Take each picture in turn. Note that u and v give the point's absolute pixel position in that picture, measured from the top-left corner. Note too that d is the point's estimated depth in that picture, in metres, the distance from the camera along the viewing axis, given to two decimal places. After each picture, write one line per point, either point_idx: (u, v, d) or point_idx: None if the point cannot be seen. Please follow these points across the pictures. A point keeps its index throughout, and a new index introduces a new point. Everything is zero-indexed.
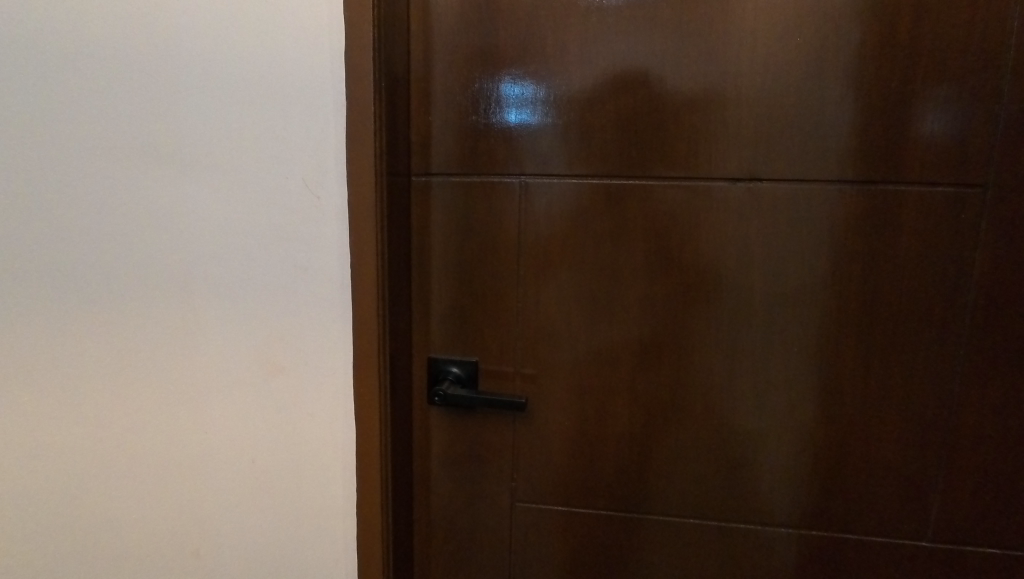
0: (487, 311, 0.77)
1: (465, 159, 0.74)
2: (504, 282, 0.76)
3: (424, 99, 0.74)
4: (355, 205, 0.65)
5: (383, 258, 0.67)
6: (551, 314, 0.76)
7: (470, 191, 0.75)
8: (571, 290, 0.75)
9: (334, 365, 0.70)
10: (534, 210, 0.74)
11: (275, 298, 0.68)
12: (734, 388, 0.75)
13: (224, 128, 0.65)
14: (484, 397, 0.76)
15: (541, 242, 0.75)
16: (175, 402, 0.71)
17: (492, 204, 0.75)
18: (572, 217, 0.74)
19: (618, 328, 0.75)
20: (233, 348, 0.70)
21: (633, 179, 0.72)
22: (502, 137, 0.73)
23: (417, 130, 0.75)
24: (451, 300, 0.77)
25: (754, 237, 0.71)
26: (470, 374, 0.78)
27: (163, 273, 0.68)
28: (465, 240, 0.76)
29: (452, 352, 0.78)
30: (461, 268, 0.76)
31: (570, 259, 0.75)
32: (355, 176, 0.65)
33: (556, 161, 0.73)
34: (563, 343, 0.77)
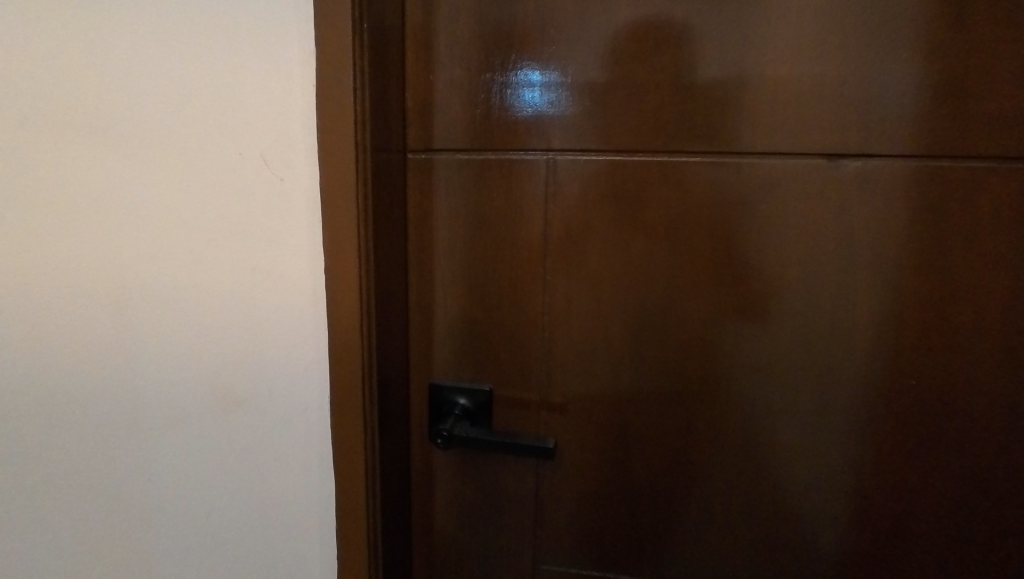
0: (503, 325, 0.61)
1: (474, 132, 0.58)
2: (525, 288, 0.60)
3: (422, 53, 0.57)
4: (331, 193, 0.49)
5: (369, 263, 0.51)
6: (585, 330, 0.60)
7: (481, 173, 0.58)
8: (612, 298, 0.58)
9: (306, 397, 0.55)
10: (563, 195, 0.57)
11: (229, 314, 0.53)
12: (821, 430, 0.58)
13: (159, 90, 0.49)
14: (497, 440, 0.59)
15: (573, 237, 0.58)
16: (113, 442, 0.56)
17: (509, 190, 0.58)
18: (613, 204, 0.57)
19: (672, 349, 0.58)
20: (178, 375, 0.55)
21: (695, 156, 0.55)
22: (523, 102, 0.56)
23: (414, 95, 0.58)
24: (458, 313, 0.61)
25: (857, 234, 0.53)
26: (482, 405, 0.62)
27: (89, 281, 0.53)
28: (476, 236, 0.59)
29: (459, 379, 0.62)
30: (470, 272, 0.60)
31: (610, 259, 0.58)
32: (329, 155, 0.49)
33: (593, 133, 0.56)
34: (601, 366, 0.60)
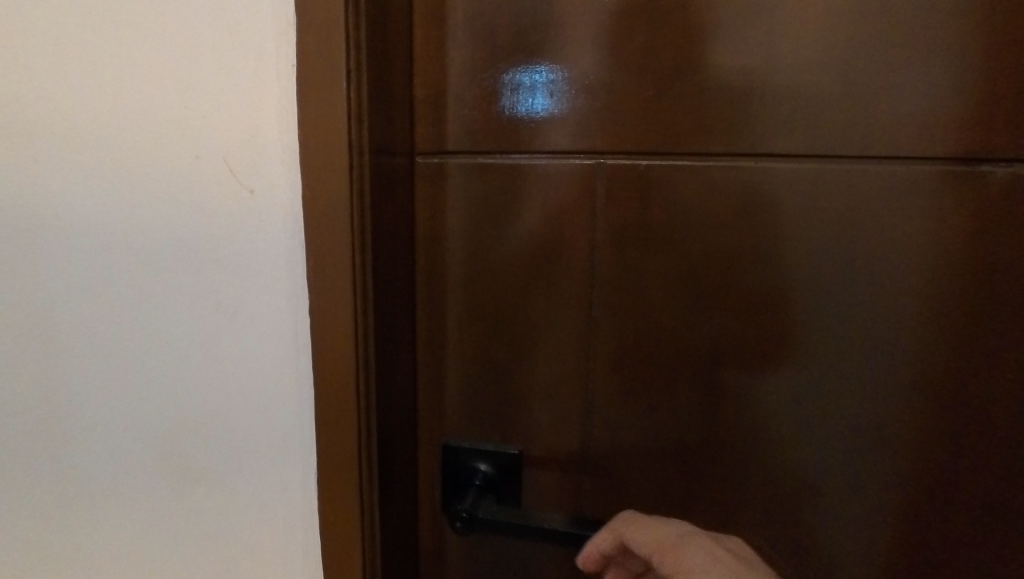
0: (535, 374, 0.48)
1: (500, 130, 0.45)
2: (565, 327, 0.47)
3: (434, 27, 0.45)
4: (317, 210, 0.37)
5: (365, 303, 0.38)
6: (641, 379, 0.47)
7: (509, 182, 0.45)
8: (676, 340, 0.46)
9: (281, 475, 0.42)
10: (615, 209, 0.45)
11: (182, 366, 0.41)
12: (950, 515, 0.44)
13: (95, 73, 0.37)
14: (529, 524, 0.46)
15: (628, 263, 0.45)
16: (48, 519, 0.44)
17: (546, 203, 0.45)
18: (680, 220, 0.44)
19: (754, 405, 0.46)
20: (119, 442, 0.42)
21: (789, 159, 0.42)
22: (564, 91, 0.44)
23: (423, 81, 0.45)
24: (478, 358, 0.48)
25: (1009, 262, 0.40)
26: (508, 474, 0.49)
27: (17, 318, 0.41)
28: (502, 261, 0.46)
29: (480, 441, 0.49)
30: (494, 306, 0.47)
31: (675, 290, 0.45)
32: (316, 158, 0.36)
33: (655, 130, 0.43)
34: (661, 427, 0.47)
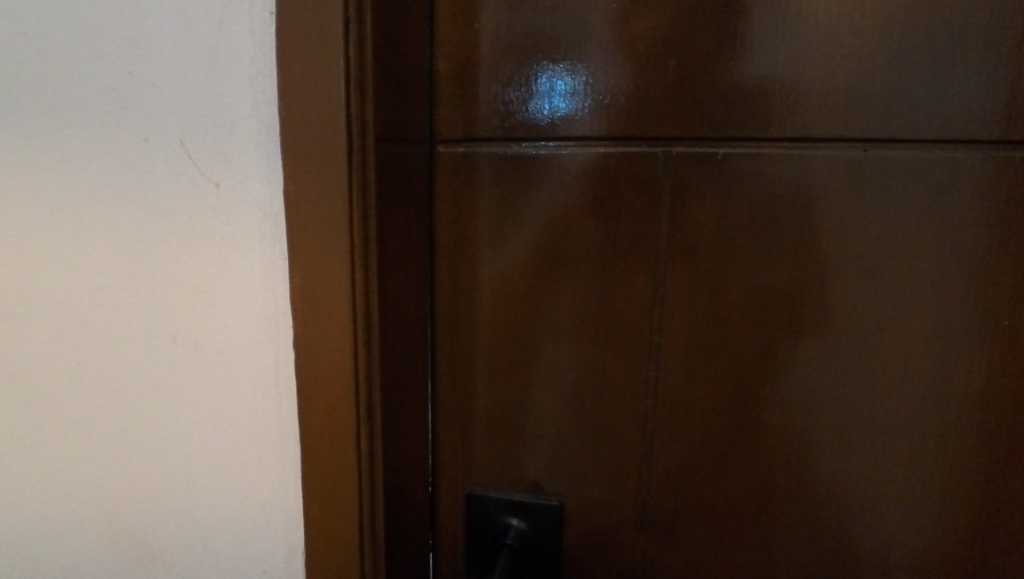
0: (583, 418, 0.39)
1: (543, 115, 0.36)
2: (619, 361, 0.37)
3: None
4: (309, 215, 0.27)
5: (371, 334, 0.29)
6: (714, 423, 0.37)
7: (552, 178, 0.36)
8: (761, 376, 0.36)
9: (261, 555, 0.33)
10: (685, 213, 0.35)
11: (132, 410, 0.31)
12: None
13: (11, 22, 0.28)
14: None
15: (701, 280, 0.36)
16: None
17: (599, 206, 0.36)
18: (769, 226, 0.35)
19: (856, 454, 0.37)
20: (53, 510, 0.33)
21: (916, 149, 0.33)
22: (625, 64, 0.35)
23: (445, 50, 0.36)
24: (510, 398, 0.39)
25: None
26: (549, 534, 0.40)
27: None
28: (541, 274, 0.37)
29: (512, 494, 0.40)
30: (530, 330, 0.38)
31: (759, 315, 0.36)
32: (308, 147, 0.27)
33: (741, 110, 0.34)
34: (738, 484, 0.38)
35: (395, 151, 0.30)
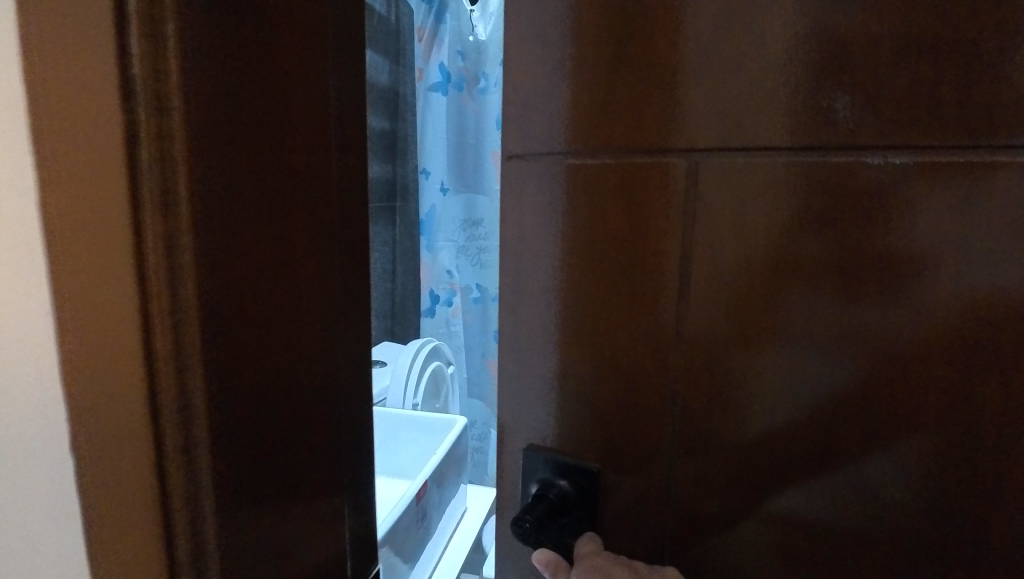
0: (585, 420, 0.40)
1: (589, 125, 0.36)
2: (640, 371, 0.37)
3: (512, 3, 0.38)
4: (73, 236, 0.20)
5: (178, 399, 0.21)
6: (725, 449, 0.35)
7: (587, 185, 0.37)
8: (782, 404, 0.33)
9: None
10: (704, 226, 0.34)
11: None
12: None
13: None
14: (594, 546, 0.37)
15: (717, 298, 0.34)
16: None
17: (619, 213, 0.36)
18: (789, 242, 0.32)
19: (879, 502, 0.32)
20: None
21: (947, 151, 0.28)
22: (647, 73, 0.34)
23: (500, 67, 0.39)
24: (537, 394, 0.41)
25: None
26: (588, 495, 0.40)
27: None
28: (585, 278, 0.38)
29: (560, 452, 0.41)
30: (575, 334, 0.39)
31: (790, 338, 0.32)
32: (64, 60, 0.18)
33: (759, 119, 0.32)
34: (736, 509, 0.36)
35: (256, 154, 0.24)
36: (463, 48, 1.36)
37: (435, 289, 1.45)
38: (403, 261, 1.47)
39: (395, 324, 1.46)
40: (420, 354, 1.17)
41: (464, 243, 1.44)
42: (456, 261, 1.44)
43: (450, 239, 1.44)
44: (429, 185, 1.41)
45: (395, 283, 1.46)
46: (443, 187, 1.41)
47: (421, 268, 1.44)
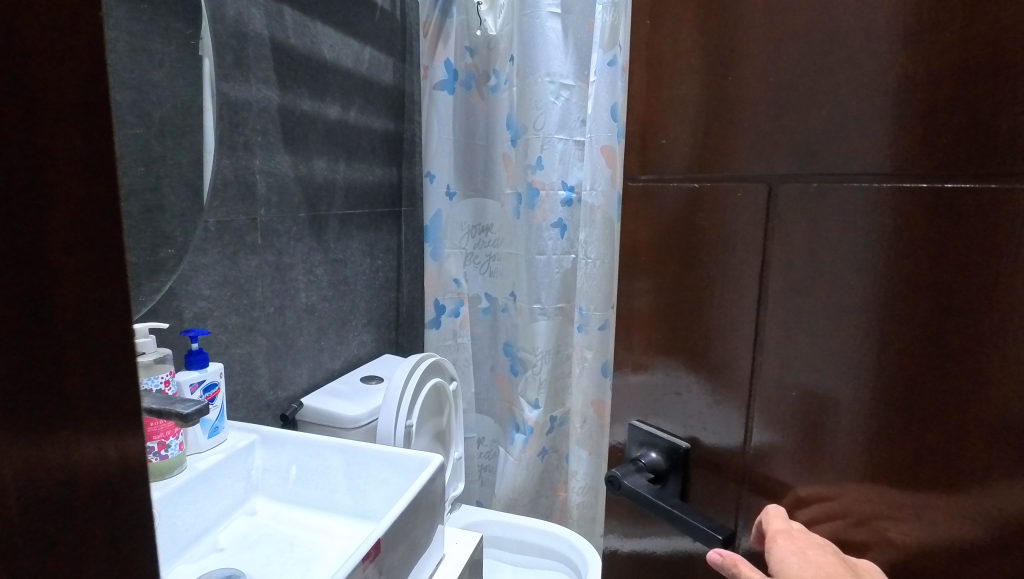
0: (684, 410, 0.44)
1: (859, 134, 0.30)
2: (737, 376, 0.39)
3: (642, 45, 0.44)
4: None
5: None
6: (794, 463, 0.35)
7: (723, 200, 0.38)
8: (845, 425, 0.32)
9: None
10: (791, 238, 0.34)
11: None
12: None
13: None
14: (664, 507, 0.42)
15: (962, 358, 0.27)
16: None
17: (854, 236, 0.31)
18: (863, 261, 0.30)
19: (913, 531, 0.30)
20: None
21: None
22: (971, 76, 0.26)
23: (639, 112, 0.45)
24: (642, 394, 0.47)
25: None
26: (677, 470, 0.44)
27: None
28: (819, 308, 0.33)
29: (656, 436, 0.46)
30: (810, 372, 0.34)
31: (861, 363, 0.31)
32: None
33: (840, 135, 0.31)
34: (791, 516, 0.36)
35: None
36: (473, 44, 1.29)
37: (441, 299, 1.36)
38: (409, 269, 1.39)
39: (400, 336, 1.38)
40: (417, 368, 1.10)
41: (473, 250, 1.36)
42: (464, 269, 1.37)
43: (458, 246, 1.36)
44: (435, 189, 1.32)
45: (401, 293, 1.37)
46: (449, 191, 1.33)
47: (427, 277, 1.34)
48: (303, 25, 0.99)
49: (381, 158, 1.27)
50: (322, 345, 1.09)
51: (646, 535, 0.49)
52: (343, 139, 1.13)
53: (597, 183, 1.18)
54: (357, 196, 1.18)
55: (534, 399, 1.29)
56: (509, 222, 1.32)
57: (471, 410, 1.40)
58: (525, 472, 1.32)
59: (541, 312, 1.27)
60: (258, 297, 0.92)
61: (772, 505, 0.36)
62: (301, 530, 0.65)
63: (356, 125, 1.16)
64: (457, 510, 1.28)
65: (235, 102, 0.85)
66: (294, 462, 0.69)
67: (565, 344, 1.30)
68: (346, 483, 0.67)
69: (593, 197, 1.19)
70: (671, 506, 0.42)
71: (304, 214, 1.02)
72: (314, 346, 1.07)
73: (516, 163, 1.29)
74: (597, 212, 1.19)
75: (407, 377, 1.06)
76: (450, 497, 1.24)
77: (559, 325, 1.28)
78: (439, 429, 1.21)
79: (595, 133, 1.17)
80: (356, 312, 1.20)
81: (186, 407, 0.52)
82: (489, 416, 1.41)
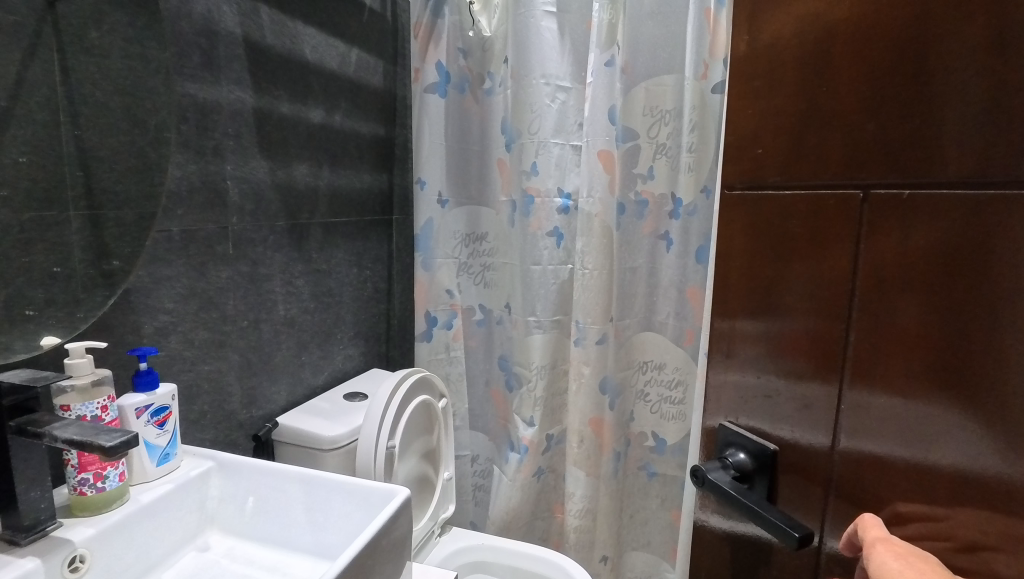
0: (773, 398, 0.50)
1: (911, 166, 0.38)
2: (819, 361, 0.45)
3: (746, 69, 0.50)
4: None
5: None
6: (873, 437, 0.41)
7: (805, 217, 0.46)
8: (919, 404, 0.38)
9: None
10: (863, 248, 0.41)
11: None
12: None
13: None
14: (746, 502, 0.49)
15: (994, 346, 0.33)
16: None
17: (910, 249, 0.38)
18: (937, 264, 0.36)
19: (966, 495, 0.35)
20: None
21: None
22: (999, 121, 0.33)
23: (737, 135, 0.52)
24: (734, 394, 0.54)
25: None
26: (764, 473, 0.51)
27: None
28: (884, 307, 0.40)
29: (745, 436, 0.52)
30: (873, 360, 0.41)
31: (935, 352, 0.37)
32: None
33: (897, 160, 0.38)
34: (871, 489, 0.42)
35: None
36: (466, 46, 1.24)
37: (433, 311, 1.30)
38: (400, 280, 1.34)
39: (391, 349, 1.33)
40: (403, 383, 1.04)
41: (466, 260, 1.31)
42: (457, 280, 1.31)
43: (451, 255, 1.30)
44: (427, 197, 1.26)
45: (392, 304, 1.32)
46: (441, 199, 1.28)
47: (418, 288, 1.28)
48: (281, 24, 0.95)
49: (370, 164, 1.22)
50: (303, 360, 1.04)
51: (741, 523, 0.55)
52: (327, 144, 1.08)
53: (594, 189, 1.12)
54: (343, 203, 1.13)
55: (529, 417, 1.22)
56: (504, 231, 1.27)
57: (464, 427, 1.34)
58: (520, 494, 1.24)
59: (536, 325, 1.20)
60: (229, 310, 0.87)
61: (868, 514, 0.41)
62: (257, 568, 0.59)
63: (342, 130, 1.12)
64: (448, 533, 1.21)
65: (205, 104, 0.80)
66: (252, 493, 0.63)
67: (562, 358, 1.23)
68: (307, 518, 0.61)
69: (590, 204, 1.13)
70: (753, 501, 0.49)
71: (283, 222, 0.97)
72: (294, 361, 1.02)
73: (511, 169, 1.23)
74: (594, 220, 1.13)
75: (390, 395, 0.99)
76: (440, 520, 1.18)
77: (555, 339, 1.22)
78: (428, 448, 1.15)
79: (591, 137, 1.11)
80: (341, 325, 1.15)
81: (112, 439, 0.47)
82: (484, 433, 1.35)
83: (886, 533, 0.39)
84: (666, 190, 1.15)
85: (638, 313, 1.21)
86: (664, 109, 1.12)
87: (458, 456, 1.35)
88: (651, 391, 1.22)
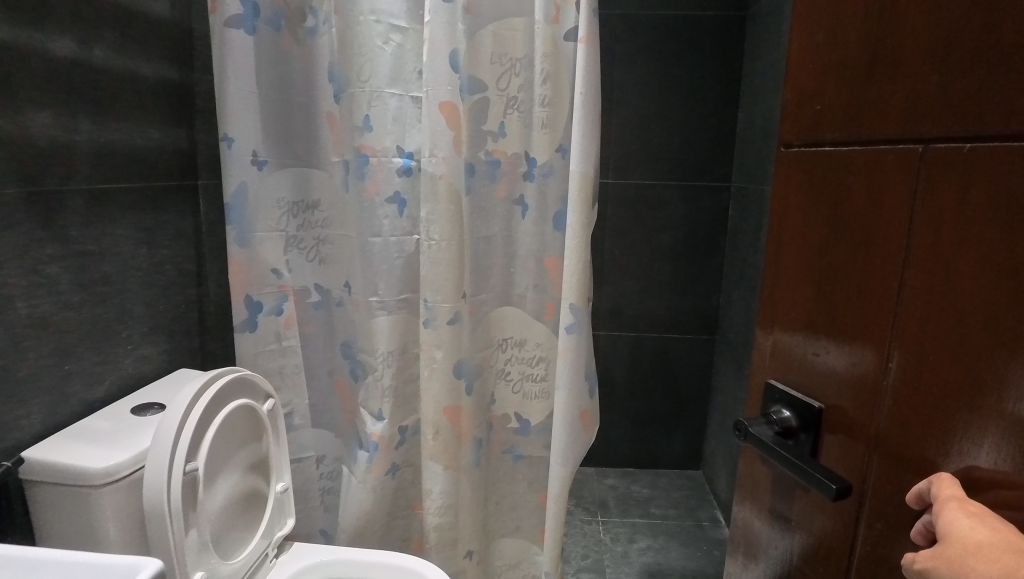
0: (818, 359, 0.46)
1: (977, 106, 0.33)
2: (871, 327, 0.41)
3: (808, 17, 0.46)
4: None
5: None
6: (915, 409, 0.38)
7: (854, 162, 0.42)
8: (969, 375, 0.34)
9: None
10: (919, 193, 0.37)
11: None
12: None
13: None
14: (786, 457, 0.46)
15: None
16: None
17: (969, 192, 0.34)
18: (999, 219, 0.32)
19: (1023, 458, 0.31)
20: None
21: None
22: None
23: (792, 85, 0.48)
24: (781, 352, 0.51)
25: None
26: (809, 430, 0.47)
27: None
28: (942, 256, 0.36)
29: (793, 393, 0.49)
30: (923, 314, 0.37)
31: (995, 309, 0.32)
32: None
33: (957, 102, 0.34)
34: (916, 461, 0.38)
35: None
36: None
37: (257, 295, 1.10)
38: (216, 259, 1.12)
39: (208, 342, 1.11)
40: (212, 383, 0.85)
41: (295, 233, 1.11)
42: (285, 256, 1.11)
43: (275, 228, 1.09)
44: (237, 157, 1.04)
45: (206, 289, 1.10)
46: (257, 159, 1.05)
47: (233, 269, 1.07)
48: None
49: (161, 117, 0.98)
50: (68, 370, 0.81)
51: (782, 478, 0.52)
52: (85, 86, 0.83)
53: (437, 147, 0.97)
54: (119, 164, 0.89)
55: (378, 410, 1.08)
56: (338, 197, 1.09)
57: (305, 425, 1.17)
58: (373, 497, 1.10)
59: (380, 306, 1.06)
60: None
61: (945, 474, 0.35)
62: None
63: (110, 71, 0.87)
64: (289, 550, 1.04)
65: None
66: None
67: (413, 341, 1.10)
68: None
69: (433, 164, 0.98)
70: (791, 455, 0.46)
71: (15, 189, 0.72)
72: (51, 373, 0.78)
73: (343, 124, 1.05)
74: (439, 182, 0.98)
75: (188, 403, 0.80)
76: (275, 538, 1.00)
77: (404, 320, 1.07)
78: (255, 458, 0.96)
79: (432, 87, 0.96)
80: (129, 319, 0.92)
81: None
82: (331, 430, 1.19)
83: (966, 495, 0.34)
84: (520, 149, 1.03)
85: (496, 286, 1.10)
86: (514, 56, 0.99)
87: (300, 459, 1.18)
88: (512, 370, 1.13)
